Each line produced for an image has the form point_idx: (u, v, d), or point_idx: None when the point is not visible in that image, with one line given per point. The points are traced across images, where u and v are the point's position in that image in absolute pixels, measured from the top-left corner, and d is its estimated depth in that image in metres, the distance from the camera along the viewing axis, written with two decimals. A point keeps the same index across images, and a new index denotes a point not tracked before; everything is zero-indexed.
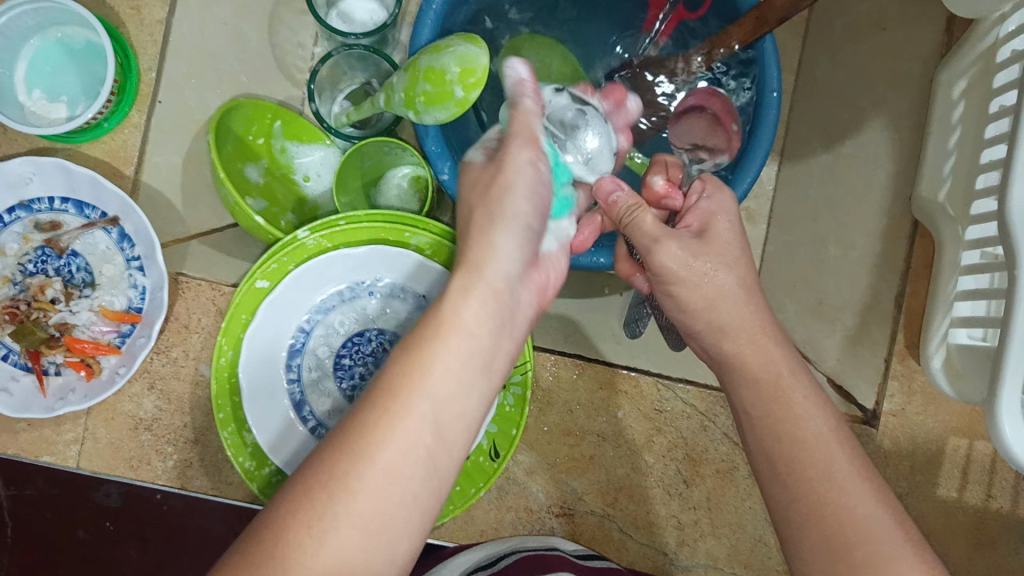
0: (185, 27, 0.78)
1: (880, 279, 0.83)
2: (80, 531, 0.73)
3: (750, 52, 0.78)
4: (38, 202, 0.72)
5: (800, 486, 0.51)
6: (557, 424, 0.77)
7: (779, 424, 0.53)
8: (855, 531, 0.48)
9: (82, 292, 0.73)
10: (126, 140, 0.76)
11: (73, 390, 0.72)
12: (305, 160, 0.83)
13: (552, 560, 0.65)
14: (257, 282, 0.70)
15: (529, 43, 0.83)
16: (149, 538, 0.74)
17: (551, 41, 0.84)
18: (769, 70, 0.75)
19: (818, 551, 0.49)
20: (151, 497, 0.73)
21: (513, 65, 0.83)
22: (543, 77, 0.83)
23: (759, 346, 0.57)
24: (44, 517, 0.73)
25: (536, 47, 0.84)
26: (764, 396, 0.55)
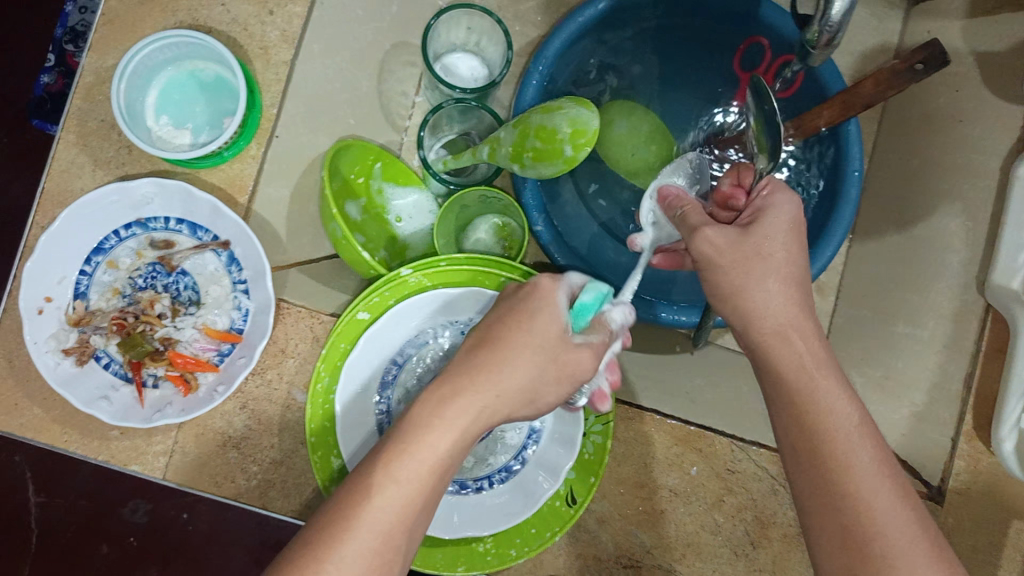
0: (306, 70, 0.82)
1: (948, 358, 0.84)
2: (102, 547, 0.79)
3: (832, 134, 0.83)
4: (155, 220, 0.75)
5: (821, 467, 0.54)
6: (631, 476, 0.78)
7: (797, 406, 0.56)
8: (862, 504, 0.52)
9: (188, 309, 0.76)
10: (243, 169, 0.80)
11: (170, 404, 0.73)
12: (399, 202, 0.87)
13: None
14: (359, 313, 0.73)
15: (621, 110, 0.87)
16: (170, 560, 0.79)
17: (637, 107, 0.88)
18: (852, 152, 0.80)
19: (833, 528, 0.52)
20: (176, 517, 0.77)
21: (605, 128, 0.87)
22: (633, 142, 0.86)
23: (791, 326, 0.59)
24: (71, 529, 0.79)
25: (627, 113, 0.87)
26: (788, 368, 0.57)
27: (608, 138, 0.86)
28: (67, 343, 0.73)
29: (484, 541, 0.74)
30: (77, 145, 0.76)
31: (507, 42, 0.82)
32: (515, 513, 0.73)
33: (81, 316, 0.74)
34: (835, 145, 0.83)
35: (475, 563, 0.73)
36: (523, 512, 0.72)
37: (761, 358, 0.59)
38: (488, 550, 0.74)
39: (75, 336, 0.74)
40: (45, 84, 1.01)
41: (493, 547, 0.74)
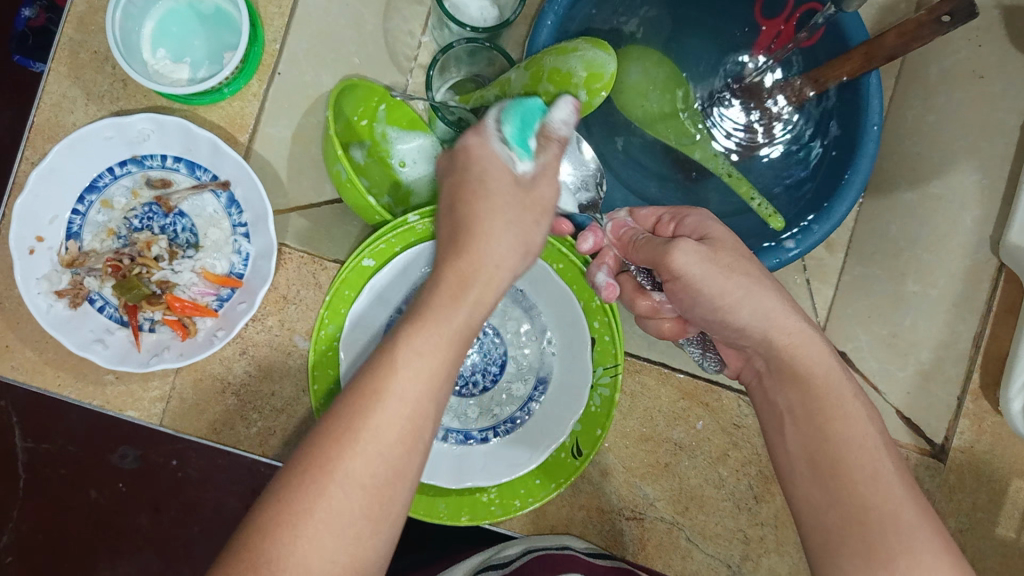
0: (312, 4, 0.79)
1: (958, 317, 0.84)
2: (93, 494, 0.96)
3: (850, 86, 0.79)
4: (151, 158, 0.72)
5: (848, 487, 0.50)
6: (637, 429, 0.77)
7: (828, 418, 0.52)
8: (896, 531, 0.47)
9: (186, 252, 0.73)
10: (243, 107, 0.76)
11: (167, 348, 0.71)
12: (402, 147, 0.84)
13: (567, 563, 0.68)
14: (363, 261, 0.71)
15: (636, 55, 0.85)
16: (162, 510, 0.96)
17: (654, 53, 0.86)
18: (872, 104, 0.76)
19: (864, 559, 0.47)
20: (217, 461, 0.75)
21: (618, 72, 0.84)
22: (646, 90, 0.85)
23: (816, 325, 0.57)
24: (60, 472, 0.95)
25: (643, 59, 0.85)
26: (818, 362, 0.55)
27: (621, 85, 0.85)
28: (60, 285, 0.71)
29: (488, 492, 0.72)
30: (69, 77, 0.73)
31: None
32: (518, 465, 0.71)
33: (74, 258, 0.71)
34: (852, 100, 0.79)
35: (479, 513, 0.72)
36: (528, 463, 0.71)
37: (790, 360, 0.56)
38: (492, 501, 0.72)
39: (68, 277, 0.71)
40: (27, 19, 0.93)
41: (497, 498, 0.73)
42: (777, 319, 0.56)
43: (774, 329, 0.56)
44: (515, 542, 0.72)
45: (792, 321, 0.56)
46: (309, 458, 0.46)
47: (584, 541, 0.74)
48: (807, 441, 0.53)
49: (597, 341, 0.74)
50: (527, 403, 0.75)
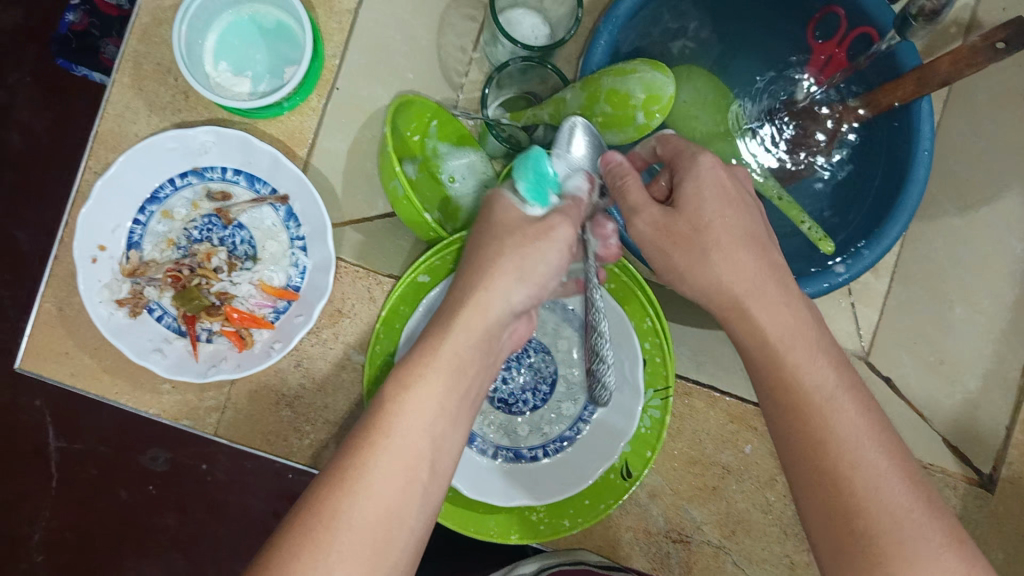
0: (370, 20, 0.80)
1: (1006, 346, 0.86)
2: (123, 493, 1.00)
3: (900, 110, 0.79)
4: (212, 170, 0.73)
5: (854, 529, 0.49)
6: (685, 451, 0.77)
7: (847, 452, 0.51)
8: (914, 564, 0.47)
9: (244, 264, 0.74)
10: (303, 122, 0.77)
11: (225, 359, 0.72)
12: (453, 163, 0.85)
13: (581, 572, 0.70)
14: (419, 277, 0.72)
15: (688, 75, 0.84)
16: (188, 510, 1.00)
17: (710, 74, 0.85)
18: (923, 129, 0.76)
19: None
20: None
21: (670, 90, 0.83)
22: (697, 110, 0.84)
23: None
24: (90, 473, 0.99)
25: (694, 79, 0.84)
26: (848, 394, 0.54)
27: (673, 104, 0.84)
28: (120, 294, 0.71)
29: (538, 511, 0.73)
30: (132, 88, 0.74)
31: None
32: (570, 488, 0.72)
33: (135, 267, 0.72)
34: (902, 123, 0.79)
35: (529, 532, 0.72)
36: (575, 486, 0.72)
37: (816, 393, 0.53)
38: (542, 519, 0.73)
39: (128, 286, 0.72)
40: (70, 23, 0.97)
41: (546, 517, 0.73)
42: (764, 318, 0.55)
43: (761, 317, 0.55)
44: (530, 560, 0.74)
45: (777, 316, 0.55)
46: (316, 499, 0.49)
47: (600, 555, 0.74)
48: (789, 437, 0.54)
49: (648, 362, 0.75)
50: (577, 423, 0.75)
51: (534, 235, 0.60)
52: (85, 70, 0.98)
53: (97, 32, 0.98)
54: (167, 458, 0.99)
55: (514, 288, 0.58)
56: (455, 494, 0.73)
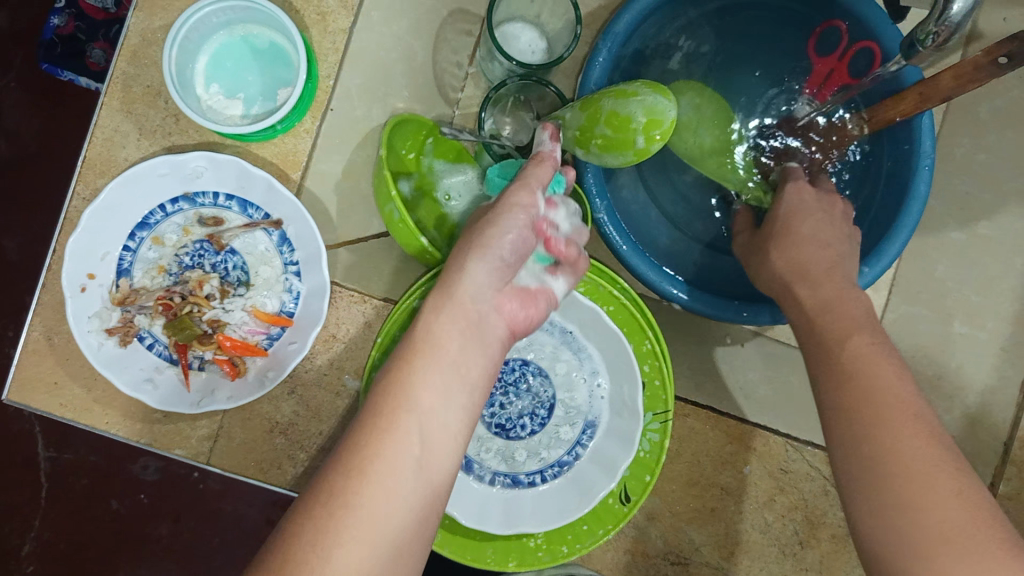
0: (365, 39, 0.78)
1: (1004, 362, 0.85)
2: (113, 502, 0.94)
3: (903, 128, 0.78)
4: (203, 195, 0.72)
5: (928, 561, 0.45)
6: (684, 473, 0.77)
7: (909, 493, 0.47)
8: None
9: (236, 290, 0.72)
10: (296, 145, 0.76)
11: (217, 389, 0.71)
12: (449, 180, 0.84)
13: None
14: (414, 302, 0.71)
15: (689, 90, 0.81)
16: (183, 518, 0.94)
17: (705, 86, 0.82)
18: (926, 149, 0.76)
19: None
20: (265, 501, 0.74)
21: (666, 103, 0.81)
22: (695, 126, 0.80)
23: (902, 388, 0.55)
24: (81, 481, 0.93)
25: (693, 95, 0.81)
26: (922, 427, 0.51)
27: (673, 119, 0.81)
28: (110, 322, 0.70)
29: (536, 537, 0.72)
30: (121, 111, 0.72)
31: (577, 17, 0.78)
32: (571, 512, 0.71)
33: (124, 296, 0.71)
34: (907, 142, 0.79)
35: (527, 559, 0.72)
36: (577, 509, 0.71)
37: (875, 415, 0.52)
38: (540, 546, 0.72)
39: (117, 315, 0.70)
40: (55, 27, 0.91)
41: (545, 543, 0.72)
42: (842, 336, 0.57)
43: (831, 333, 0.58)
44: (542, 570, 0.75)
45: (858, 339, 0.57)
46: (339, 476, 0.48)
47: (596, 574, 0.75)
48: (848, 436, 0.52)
49: (647, 385, 0.74)
50: (576, 447, 0.75)
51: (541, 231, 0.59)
52: (72, 75, 0.92)
53: (85, 35, 0.92)
54: (158, 466, 0.93)
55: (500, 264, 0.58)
56: (451, 521, 0.72)
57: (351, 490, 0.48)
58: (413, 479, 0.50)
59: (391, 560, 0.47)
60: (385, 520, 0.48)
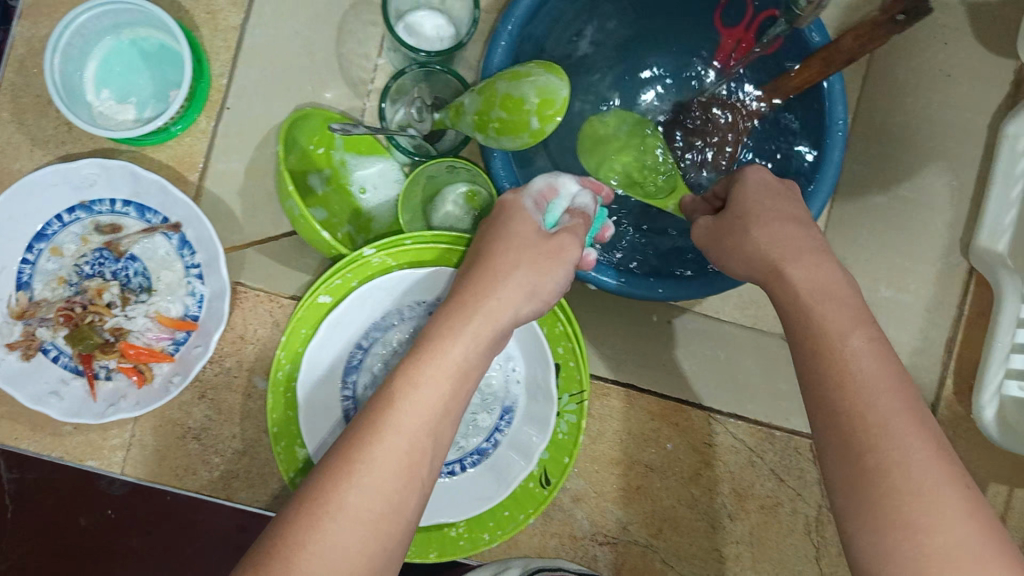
0: (259, 35, 0.77)
1: (931, 323, 0.83)
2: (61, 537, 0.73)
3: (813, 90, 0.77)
4: (100, 203, 0.71)
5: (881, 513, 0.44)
6: (606, 453, 0.77)
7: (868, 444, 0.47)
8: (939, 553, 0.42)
9: (138, 297, 0.72)
10: (193, 146, 0.75)
11: (124, 397, 0.71)
12: (362, 172, 0.84)
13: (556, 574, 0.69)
14: (319, 297, 0.70)
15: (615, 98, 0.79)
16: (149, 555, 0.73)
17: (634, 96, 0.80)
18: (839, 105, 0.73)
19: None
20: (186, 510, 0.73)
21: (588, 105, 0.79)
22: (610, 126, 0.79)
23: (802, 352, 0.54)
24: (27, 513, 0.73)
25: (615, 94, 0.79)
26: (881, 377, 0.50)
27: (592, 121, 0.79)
28: (12, 337, 0.70)
29: (457, 526, 0.72)
30: (12, 123, 0.72)
31: (476, 3, 0.77)
32: (489, 498, 0.71)
33: (24, 309, 0.70)
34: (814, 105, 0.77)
35: (447, 549, 0.71)
36: (496, 494, 0.71)
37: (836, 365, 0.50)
38: (461, 535, 0.72)
39: (19, 329, 0.70)
40: None
41: (466, 532, 0.72)
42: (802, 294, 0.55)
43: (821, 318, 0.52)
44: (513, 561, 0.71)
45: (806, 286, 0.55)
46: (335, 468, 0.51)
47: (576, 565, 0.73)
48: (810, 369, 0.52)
49: (563, 366, 0.74)
50: (494, 433, 0.74)
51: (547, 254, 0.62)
52: None
53: None
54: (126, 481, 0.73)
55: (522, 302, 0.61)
56: None
57: (344, 485, 0.50)
58: (395, 473, 0.51)
59: (369, 548, 0.49)
60: (371, 516, 0.49)
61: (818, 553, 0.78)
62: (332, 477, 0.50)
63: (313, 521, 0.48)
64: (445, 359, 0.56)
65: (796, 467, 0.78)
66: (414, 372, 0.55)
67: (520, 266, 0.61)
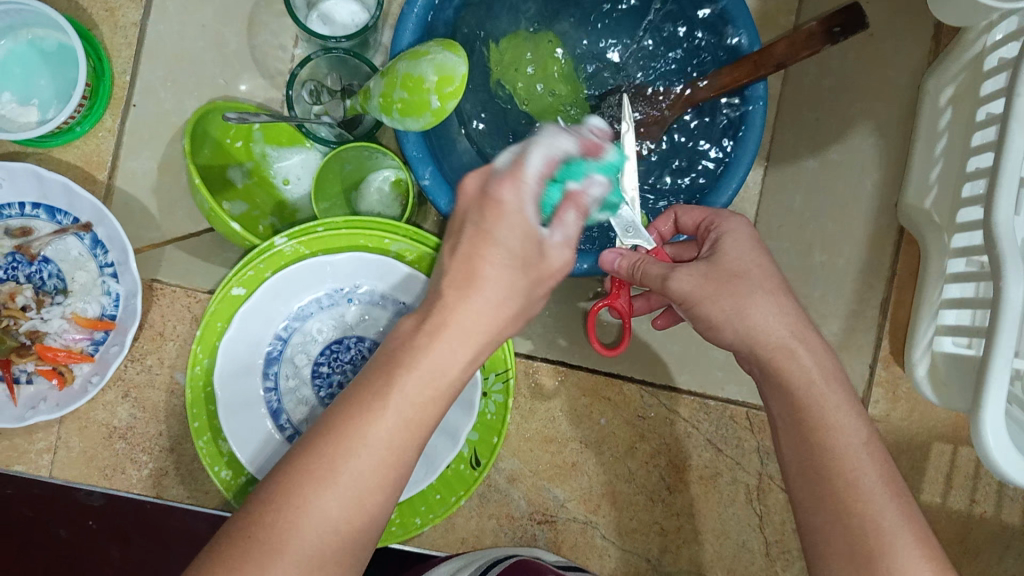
0: (161, 30, 0.77)
1: (866, 287, 0.81)
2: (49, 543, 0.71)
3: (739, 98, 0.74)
4: (9, 207, 0.71)
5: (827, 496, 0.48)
6: (540, 431, 0.76)
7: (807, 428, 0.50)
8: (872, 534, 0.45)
9: (54, 298, 0.71)
10: (100, 144, 0.75)
11: (44, 399, 0.70)
12: (283, 164, 0.83)
13: (534, 564, 0.65)
14: (234, 289, 0.69)
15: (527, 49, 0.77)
16: (132, 542, 0.71)
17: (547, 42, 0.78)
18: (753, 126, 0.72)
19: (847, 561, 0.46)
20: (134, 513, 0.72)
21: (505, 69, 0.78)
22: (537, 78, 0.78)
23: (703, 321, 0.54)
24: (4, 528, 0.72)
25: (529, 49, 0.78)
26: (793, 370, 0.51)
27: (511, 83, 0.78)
28: None
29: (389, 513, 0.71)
30: None
31: None
32: (417, 481, 0.70)
33: None
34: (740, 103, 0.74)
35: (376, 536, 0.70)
36: (425, 478, 0.70)
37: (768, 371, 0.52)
38: (393, 521, 0.70)
39: None
40: None
41: (398, 517, 0.71)
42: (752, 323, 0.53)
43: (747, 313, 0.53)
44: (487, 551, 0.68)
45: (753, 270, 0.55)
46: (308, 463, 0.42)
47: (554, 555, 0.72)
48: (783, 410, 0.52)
49: None
50: None
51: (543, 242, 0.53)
52: None
53: None
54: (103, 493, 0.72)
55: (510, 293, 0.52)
56: None
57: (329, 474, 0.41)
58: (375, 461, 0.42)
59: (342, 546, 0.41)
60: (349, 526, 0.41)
61: (761, 520, 0.77)
62: (306, 470, 0.41)
63: (290, 520, 0.40)
64: (428, 361, 0.44)
65: (734, 435, 0.77)
66: (392, 357, 0.44)
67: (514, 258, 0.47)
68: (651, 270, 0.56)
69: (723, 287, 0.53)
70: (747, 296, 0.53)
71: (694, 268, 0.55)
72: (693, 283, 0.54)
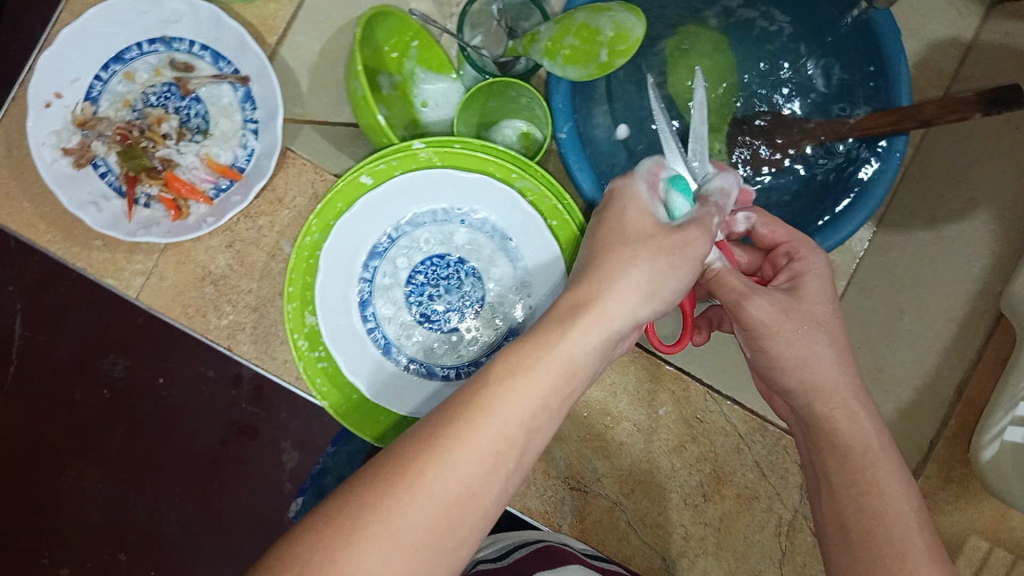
0: None
1: (947, 362, 0.82)
2: None
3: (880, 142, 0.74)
4: (179, 41, 0.74)
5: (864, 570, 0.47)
6: (597, 401, 0.77)
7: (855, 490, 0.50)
8: None
9: (193, 137, 0.74)
10: (276, 10, 0.78)
11: (157, 224, 0.73)
12: (427, 88, 0.85)
13: (563, 553, 0.65)
14: (361, 177, 0.71)
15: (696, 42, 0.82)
16: None
17: (713, 36, 0.82)
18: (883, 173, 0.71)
19: None
20: None
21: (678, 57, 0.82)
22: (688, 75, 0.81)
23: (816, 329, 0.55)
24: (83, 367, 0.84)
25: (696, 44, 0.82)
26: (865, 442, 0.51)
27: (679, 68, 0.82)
28: (68, 144, 0.72)
29: None
30: None
31: None
32: None
33: (87, 119, 0.73)
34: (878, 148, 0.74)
35: None
36: None
37: (825, 433, 0.53)
38: None
39: (77, 138, 0.73)
40: None
41: None
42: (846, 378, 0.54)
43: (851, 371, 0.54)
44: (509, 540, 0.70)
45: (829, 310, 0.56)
46: (391, 474, 0.43)
47: (582, 543, 0.73)
48: (814, 459, 0.54)
49: None
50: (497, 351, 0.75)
51: (671, 249, 0.52)
52: None
53: None
54: None
55: (639, 304, 0.51)
56: (360, 397, 0.72)
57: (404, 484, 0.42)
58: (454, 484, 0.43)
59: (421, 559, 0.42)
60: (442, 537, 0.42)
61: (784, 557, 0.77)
62: (388, 481, 0.42)
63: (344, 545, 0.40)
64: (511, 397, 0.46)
65: (781, 464, 0.77)
66: (513, 366, 0.47)
67: (638, 262, 0.51)
68: (728, 285, 0.55)
69: (801, 331, 0.54)
70: (820, 337, 0.55)
71: (773, 298, 0.55)
72: (771, 315, 0.55)
